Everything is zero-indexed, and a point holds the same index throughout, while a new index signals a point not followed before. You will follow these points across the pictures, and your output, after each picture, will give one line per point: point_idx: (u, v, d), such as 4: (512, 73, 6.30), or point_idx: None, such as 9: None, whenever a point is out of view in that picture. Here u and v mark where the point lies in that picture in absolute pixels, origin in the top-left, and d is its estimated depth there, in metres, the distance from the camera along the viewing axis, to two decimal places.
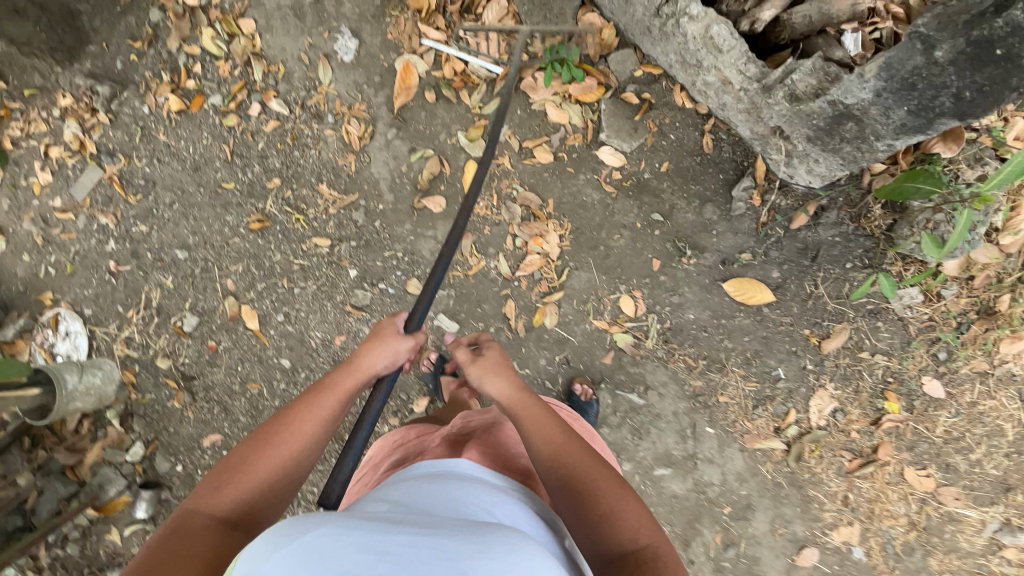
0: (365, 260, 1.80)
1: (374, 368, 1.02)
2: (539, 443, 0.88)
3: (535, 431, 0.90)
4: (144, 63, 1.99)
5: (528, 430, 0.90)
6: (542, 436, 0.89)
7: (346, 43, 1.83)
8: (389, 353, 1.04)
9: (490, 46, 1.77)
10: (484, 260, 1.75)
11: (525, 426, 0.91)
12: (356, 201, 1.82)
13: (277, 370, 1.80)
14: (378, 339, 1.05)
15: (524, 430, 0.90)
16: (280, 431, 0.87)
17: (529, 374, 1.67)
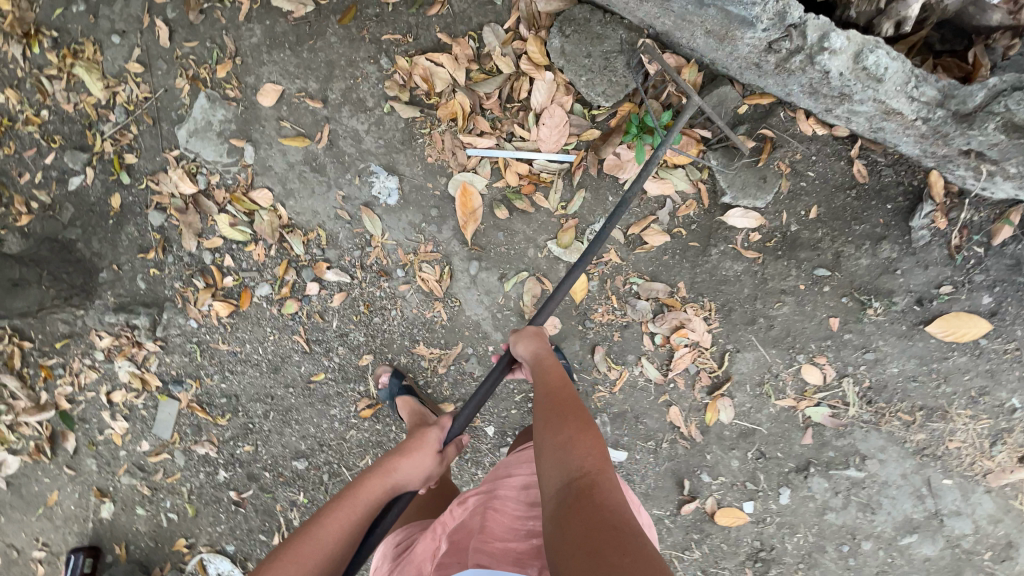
0: (496, 411, 1.59)
1: (403, 477, 1.03)
2: (566, 456, 0.79)
3: (575, 443, 0.81)
4: (168, 273, 1.73)
5: (564, 438, 0.83)
6: (573, 447, 0.80)
7: (385, 184, 1.57)
8: (421, 468, 1.07)
9: (550, 131, 1.47)
10: (627, 369, 1.51)
11: (563, 436, 0.83)
12: (463, 351, 1.62)
13: None
14: (415, 453, 1.09)
15: (561, 439, 0.83)
16: (337, 508, 0.92)
17: (727, 479, 1.48)
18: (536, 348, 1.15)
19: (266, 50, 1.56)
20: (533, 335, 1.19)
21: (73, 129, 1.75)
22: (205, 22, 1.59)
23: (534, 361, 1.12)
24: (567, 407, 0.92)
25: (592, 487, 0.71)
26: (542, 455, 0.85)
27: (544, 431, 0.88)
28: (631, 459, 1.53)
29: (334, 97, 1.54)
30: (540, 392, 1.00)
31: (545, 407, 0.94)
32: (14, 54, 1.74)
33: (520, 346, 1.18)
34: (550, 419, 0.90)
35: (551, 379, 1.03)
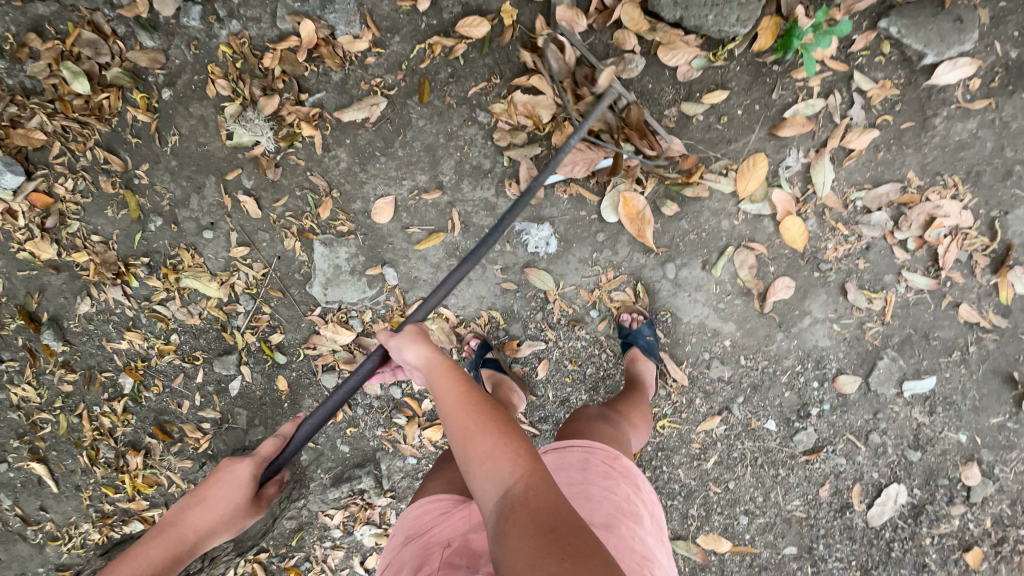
0: (770, 403, 1.41)
1: (200, 524, 0.94)
2: (493, 468, 0.73)
3: (497, 459, 0.74)
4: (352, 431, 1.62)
5: (488, 449, 0.75)
6: (495, 457, 0.74)
7: (541, 235, 1.43)
8: (226, 493, 0.98)
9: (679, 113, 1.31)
10: (890, 291, 1.33)
11: (486, 438, 0.77)
12: (700, 358, 1.43)
13: (792, 561, 1.46)
14: (204, 496, 0.97)
15: (485, 449, 0.75)
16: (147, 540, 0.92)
17: None
18: (423, 354, 0.95)
19: (361, 168, 1.46)
20: (418, 337, 0.98)
21: (208, 337, 1.66)
22: (286, 173, 1.50)
23: (425, 367, 0.93)
24: (480, 404, 0.83)
25: (536, 491, 0.69)
26: (466, 458, 0.77)
27: (464, 439, 0.79)
28: (944, 381, 1.35)
29: (450, 177, 1.43)
30: (443, 385, 0.88)
31: (456, 394, 0.85)
32: (116, 299, 1.67)
33: (405, 351, 0.97)
34: (466, 421, 0.81)
35: (451, 380, 0.88)
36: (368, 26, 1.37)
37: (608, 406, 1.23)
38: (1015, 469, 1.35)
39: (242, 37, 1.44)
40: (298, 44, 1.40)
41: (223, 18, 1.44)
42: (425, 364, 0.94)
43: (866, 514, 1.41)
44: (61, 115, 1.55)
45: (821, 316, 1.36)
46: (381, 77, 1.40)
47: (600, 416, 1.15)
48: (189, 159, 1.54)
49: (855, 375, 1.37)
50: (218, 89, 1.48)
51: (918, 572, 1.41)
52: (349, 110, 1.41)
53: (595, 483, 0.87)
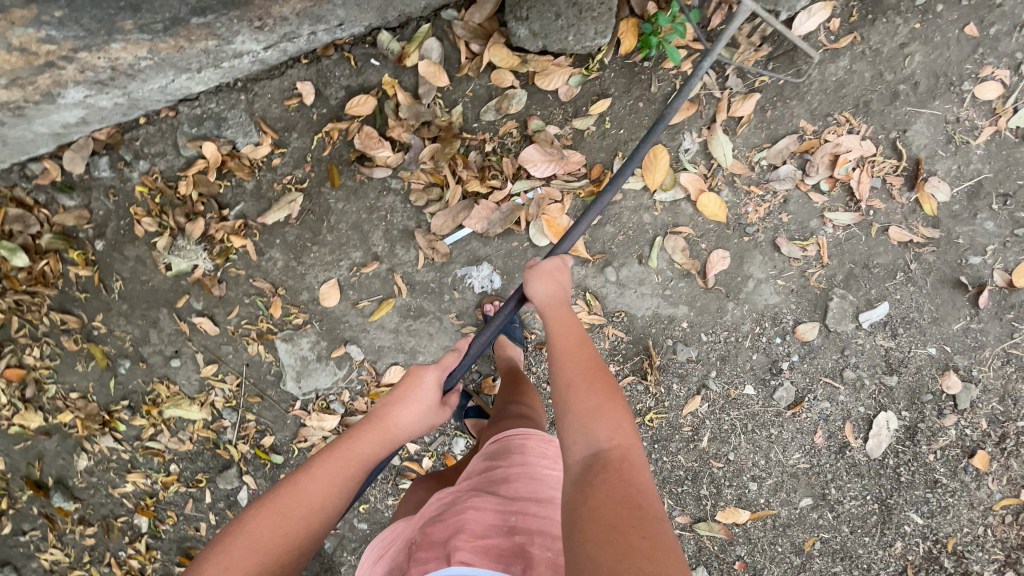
0: (741, 368, 1.44)
1: (399, 425, 0.90)
2: (586, 429, 0.73)
3: (595, 417, 0.73)
4: (352, 511, 1.62)
5: (586, 407, 0.75)
6: (592, 418, 0.73)
7: (483, 275, 1.47)
8: (423, 420, 0.92)
9: (574, 126, 1.36)
10: (820, 235, 1.37)
11: (592, 397, 0.76)
12: (666, 345, 1.46)
13: (811, 511, 1.48)
14: (407, 398, 0.92)
15: (587, 406, 0.75)
16: (299, 475, 0.80)
17: (992, 244, 1.34)
18: (548, 294, 0.92)
19: (298, 262, 1.50)
20: (551, 273, 0.94)
21: (205, 458, 1.70)
22: (230, 285, 1.54)
23: (544, 309, 0.91)
24: (594, 361, 0.82)
25: (625, 467, 0.68)
26: (564, 397, 0.78)
27: (563, 391, 0.79)
28: (896, 304, 1.38)
29: (382, 247, 1.47)
30: (557, 334, 0.87)
31: (573, 340, 0.85)
32: (109, 446, 1.71)
33: (535, 285, 0.93)
34: (568, 375, 0.80)
35: (566, 330, 0.87)
36: (264, 130, 1.42)
37: (514, 401, 1.28)
38: (992, 365, 1.38)
39: (152, 173, 1.49)
40: (207, 165, 1.46)
41: (130, 161, 1.50)
42: (546, 306, 0.92)
43: (865, 448, 1.44)
44: (11, 291, 1.61)
45: (763, 275, 1.40)
46: (290, 174, 1.44)
47: (519, 414, 1.21)
48: (138, 298, 1.59)
49: (812, 321, 1.40)
50: (145, 226, 1.53)
51: (931, 489, 1.43)
52: (270, 213, 1.46)
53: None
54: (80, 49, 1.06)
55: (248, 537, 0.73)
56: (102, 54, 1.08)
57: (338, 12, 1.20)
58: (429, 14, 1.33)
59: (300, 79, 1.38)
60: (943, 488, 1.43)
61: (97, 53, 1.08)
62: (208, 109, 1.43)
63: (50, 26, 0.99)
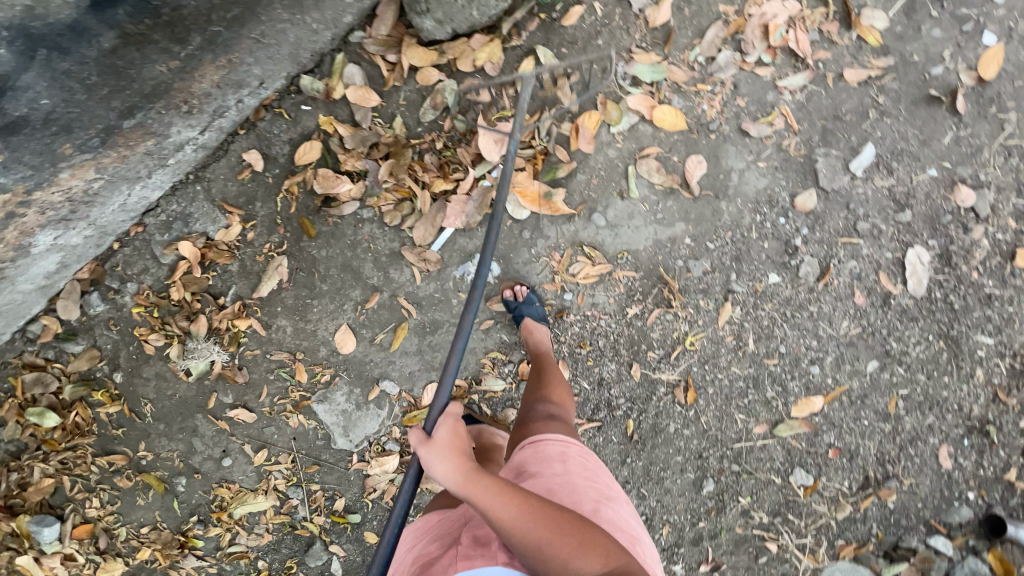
0: (760, 260, 1.42)
1: None
2: (579, 563, 0.78)
3: (575, 554, 0.79)
4: None
5: (569, 548, 0.79)
6: (580, 553, 0.79)
7: (480, 266, 1.47)
8: None
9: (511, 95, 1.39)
10: (780, 105, 1.37)
11: (566, 536, 0.80)
12: (678, 266, 1.44)
13: (880, 370, 1.45)
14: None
15: (565, 548, 0.79)
16: None
17: (948, 49, 1.34)
18: (451, 467, 0.83)
19: (305, 321, 1.50)
20: (446, 452, 0.85)
21: (286, 544, 1.68)
22: (251, 369, 1.55)
23: (456, 488, 0.82)
24: (542, 512, 0.81)
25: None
26: (535, 559, 0.79)
27: (535, 548, 0.78)
28: (881, 142, 1.36)
29: (377, 276, 1.48)
30: (494, 502, 0.80)
31: (510, 505, 0.80)
32: (193, 567, 1.70)
33: (433, 468, 0.84)
34: (535, 531, 0.79)
35: (498, 487, 0.82)
36: (229, 211, 1.45)
37: (547, 399, 1.26)
38: (996, 164, 1.36)
39: (143, 291, 1.52)
40: (190, 264, 1.49)
41: (119, 287, 1.53)
42: (457, 484, 0.82)
43: (908, 291, 1.41)
44: (54, 454, 1.64)
45: (743, 164, 1.39)
46: (268, 242, 1.46)
47: (548, 414, 1.19)
48: (170, 414, 1.60)
49: (808, 189, 1.38)
50: (153, 343, 1.55)
51: (988, 306, 1.40)
52: (263, 284, 1.48)
53: (575, 475, 0.98)
54: (32, 190, 1.08)
55: None
56: (54, 188, 1.11)
57: (254, 71, 1.23)
58: (338, 44, 1.35)
59: (245, 149, 1.41)
60: (998, 300, 1.39)
61: (51, 188, 1.11)
62: (172, 210, 1.46)
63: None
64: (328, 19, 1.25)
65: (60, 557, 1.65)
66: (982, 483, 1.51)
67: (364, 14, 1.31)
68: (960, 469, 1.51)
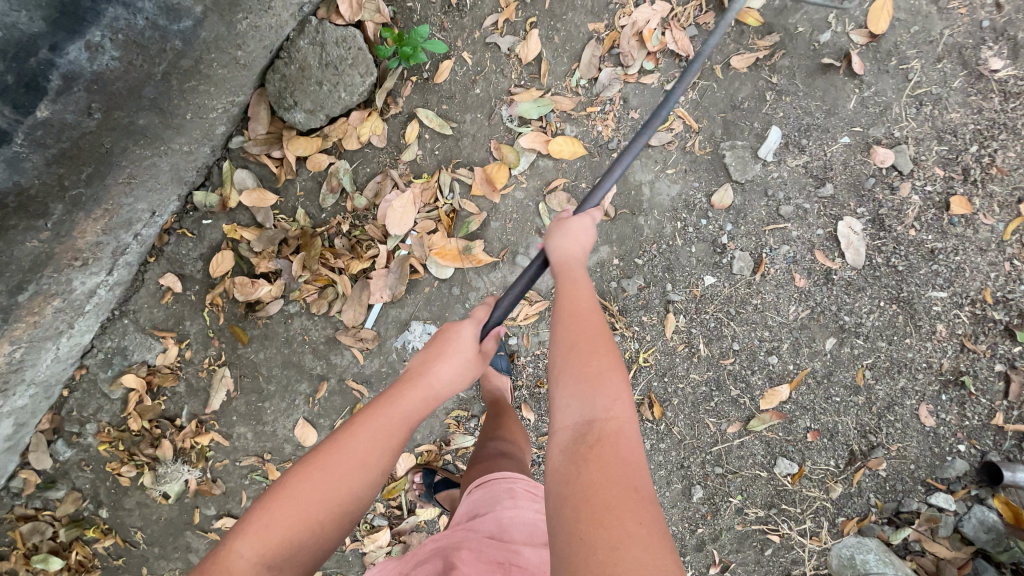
0: (693, 266, 1.39)
1: (433, 381, 0.84)
2: (577, 399, 0.69)
3: (598, 388, 0.69)
4: None
5: (580, 375, 0.71)
6: (586, 386, 0.70)
7: (419, 334, 1.46)
8: (456, 369, 0.86)
9: (404, 161, 1.36)
10: (676, 108, 1.33)
11: (590, 366, 0.72)
12: (613, 289, 1.42)
13: (839, 346, 1.42)
14: (407, 385, 0.83)
15: (583, 370, 0.71)
16: (372, 409, 0.80)
17: (832, 13, 1.30)
18: (570, 250, 0.90)
19: (262, 424, 1.51)
20: (566, 226, 0.92)
21: None
22: (226, 478, 1.57)
23: (559, 261, 0.90)
24: (598, 329, 0.76)
25: (614, 440, 0.66)
26: (564, 355, 0.74)
27: (565, 350, 0.75)
28: (785, 122, 1.32)
29: (321, 365, 1.47)
30: (567, 290, 0.83)
31: (581, 303, 0.80)
32: None
33: (552, 240, 0.92)
34: (566, 337, 0.76)
35: (574, 285, 0.84)
36: (162, 335, 1.45)
37: (499, 437, 1.31)
38: (909, 117, 1.31)
39: (103, 428, 1.54)
40: (139, 394, 1.50)
41: (80, 430, 1.54)
42: (558, 263, 0.90)
43: (848, 263, 1.36)
44: None
45: (652, 175, 1.35)
46: (207, 356, 1.47)
47: (500, 451, 1.24)
48: (161, 536, 1.62)
49: (722, 186, 1.34)
50: (127, 475, 1.57)
51: (933, 260, 1.35)
52: (212, 399, 1.48)
53: (524, 512, 0.99)
54: None
55: (308, 483, 0.73)
56: None
57: (138, 207, 1.22)
58: (221, 152, 1.34)
59: (160, 275, 1.41)
60: (943, 249, 1.34)
61: None
62: (108, 348, 1.46)
63: None
64: (198, 137, 1.23)
65: None
66: (973, 433, 1.46)
67: (236, 119, 1.29)
68: (948, 424, 1.46)
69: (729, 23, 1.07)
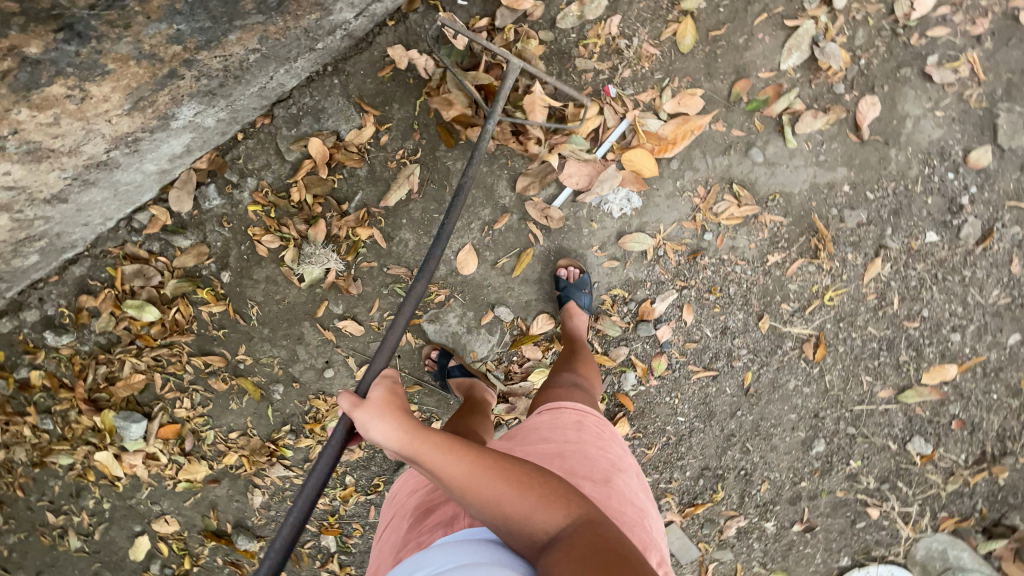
0: (918, 217, 1.36)
1: None
2: (536, 524, 0.68)
3: (541, 510, 0.69)
4: None
5: (528, 503, 0.69)
6: (536, 509, 0.69)
7: (619, 196, 1.40)
8: None
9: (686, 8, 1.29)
10: (971, 51, 1.29)
11: (523, 492, 0.71)
12: (830, 216, 1.37)
13: (1022, 342, 1.41)
14: None
15: (521, 501, 0.70)
16: None
17: None
18: (386, 429, 0.82)
19: (429, 237, 1.45)
20: (384, 409, 0.84)
21: (377, 462, 1.66)
22: (366, 281, 1.50)
23: (400, 444, 0.79)
24: (494, 457, 0.75)
25: (590, 533, 0.67)
26: (496, 515, 0.70)
27: (479, 500, 0.71)
28: None
29: (509, 197, 1.41)
30: (434, 459, 0.76)
31: (455, 458, 0.75)
32: (281, 475, 1.69)
33: (375, 429, 0.83)
34: (487, 485, 0.71)
35: (441, 448, 0.76)
36: (365, 109, 1.37)
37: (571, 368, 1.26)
38: None
39: (262, 188, 1.45)
40: (315, 164, 1.41)
41: (238, 182, 1.46)
42: (399, 441, 0.79)
43: None
44: (148, 349, 1.60)
45: (920, 111, 1.32)
46: (401, 148, 1.39)
47: (573, 383, 1.18)
48: (276, 319, 1.55)
49: (984, 146, 1.32)
50: (266, 245, 1.49)
51: None
52: (391, 194, 1.42)
53: (587, 444, 0.92)
54: (201, 50, 1.02)
55: None
56: (219, 51, 1.04)
57: None
58: None
59: (390, 44, 1.33)
60: None
61: (216, 51, 1.04)
62: (304, 104, 1.38)
63: (183, 17, 0.93)
64: None
65: (142, 455, 1.67)
66: None
67: None
68: None
69: (505, 89, 1.17)
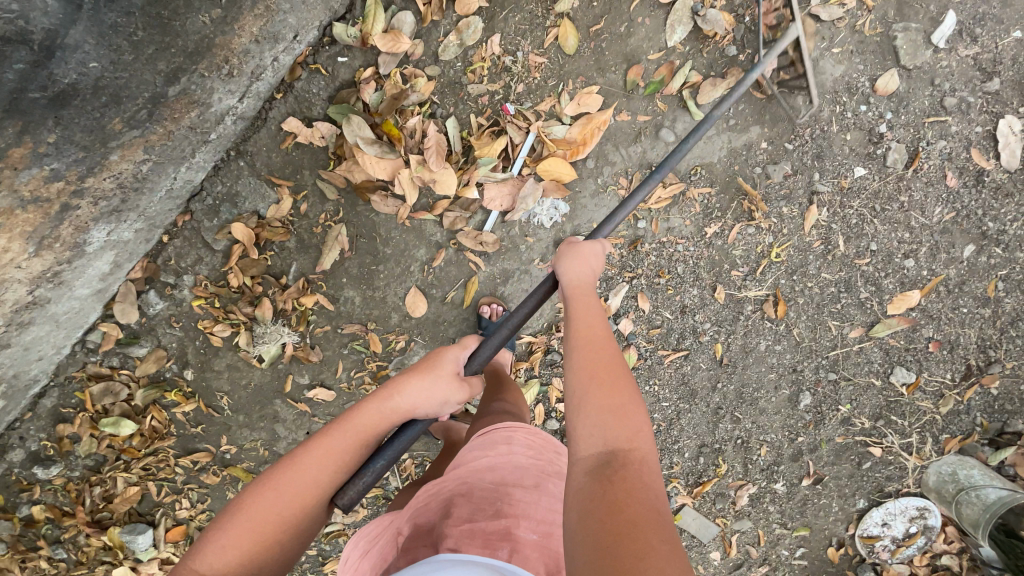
0: (840, 155, 1.35)
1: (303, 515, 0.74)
2: (598, 424, 0.69)
3: (617, 419, 0.69)
4: None
5: (605, 406, 0.70)
6: (609, 416, 0.69)
7: (546, 206, 1.38)
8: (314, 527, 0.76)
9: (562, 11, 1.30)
10: None
11: (611, 397, 0.71)
12: (755, 175, 1.37)
13: (978, 251, 1.39)
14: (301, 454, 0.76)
15: (609, 403, 0.71)
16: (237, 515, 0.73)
17: None
18: (581, 273, 0.89)
19: (373, 289, 1.45)
20: (576, 252, 0.92)
21: None
22: (324, 346, 1.50)
23: (568, 289, 0.89)
24: (613, 356, 0.77)
25: (635, 471, 0.64)
26: (579, 402, 0.73)
27: (582, 378, 0.74)
28: (960, 8, 1.29)
29: (440, 233, 1.41)
30: (581, 317, 0.83)
31: (596, 332, 0.80)
32: None
33: (560, 262, 0.92)
34: (593, 368, 0.75)
35: (595, 315, 0.83)
36: (278, 183, 1.38)
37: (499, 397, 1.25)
38: None
39: (200, 282, 1.46)
40: (245, 247, 1.42)
41: (175, 282, 1.46)
42: (570, 284, 0.89)
43: (1002, 165, 1.34)
44: (135, 461, 1.60)
45: (817, 53, 1.31)
46: (323, 211, 1.40)
47: (501, 409, 1.18)
48: (249, 403, 1.56)
49: (888, 71, 1.31)
50: (219, 335, 1.50)
51: None
52: (324, 257, 1.42)
53: (519, 454, 0.98)
54: (86, 176, 1.05)
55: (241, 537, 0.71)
56: (106, 172, 1.08)
57: (289, 21, 1.19)
58: None
59: (284, 117, 1.33)
60: None
61: (102, 174, 1.07)
62: (218, 193, 1.38)
63: (51, 156, 0.98)
64: None
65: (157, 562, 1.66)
66: None
67: None
68: None
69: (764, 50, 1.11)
